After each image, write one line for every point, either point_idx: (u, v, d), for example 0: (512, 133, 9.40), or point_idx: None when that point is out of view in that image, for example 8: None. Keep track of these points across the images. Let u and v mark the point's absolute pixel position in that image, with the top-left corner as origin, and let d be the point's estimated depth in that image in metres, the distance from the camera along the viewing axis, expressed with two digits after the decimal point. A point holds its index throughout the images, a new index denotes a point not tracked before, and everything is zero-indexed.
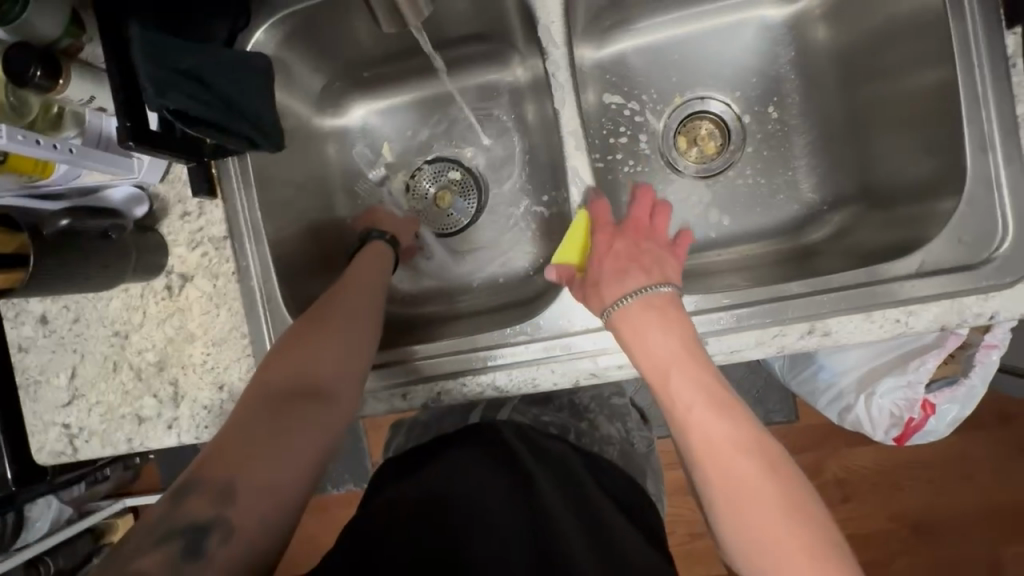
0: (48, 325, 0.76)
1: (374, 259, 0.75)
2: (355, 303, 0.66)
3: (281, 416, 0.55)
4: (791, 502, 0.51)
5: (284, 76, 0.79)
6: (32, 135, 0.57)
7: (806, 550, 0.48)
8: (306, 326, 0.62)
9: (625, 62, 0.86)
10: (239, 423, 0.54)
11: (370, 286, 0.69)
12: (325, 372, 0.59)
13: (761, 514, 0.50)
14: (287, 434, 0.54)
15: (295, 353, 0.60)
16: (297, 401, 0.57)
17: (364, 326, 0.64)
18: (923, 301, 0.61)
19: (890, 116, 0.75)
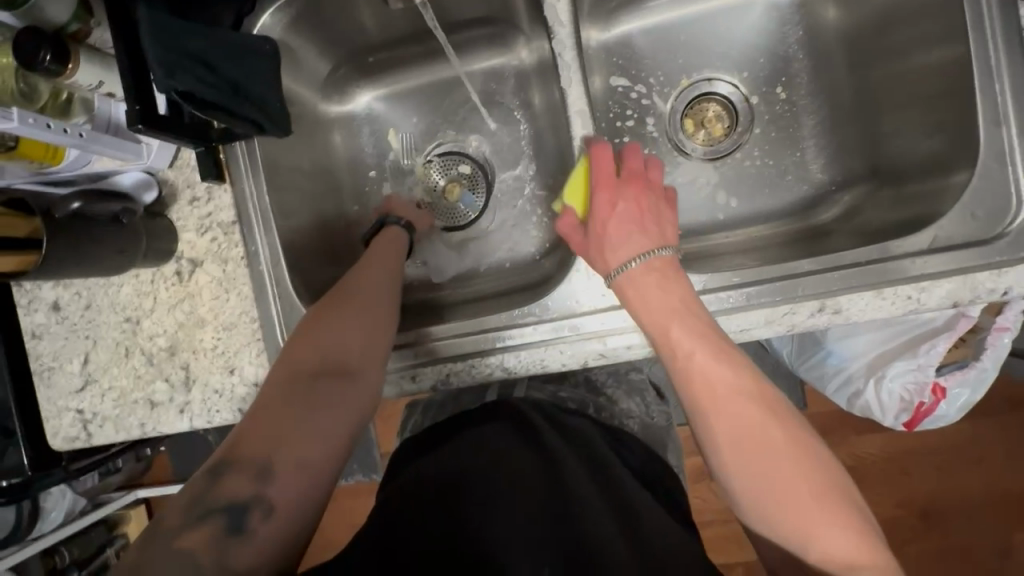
0: (60, 312, 0.77)
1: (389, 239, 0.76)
2: (373, 284, 0.66)
3: (310, 395, 0.55)
4: (794, 448, 0.50)
5: (290, 62, 0.80)
6: (43, 120, 0.58)
7: (818, 494, 0.48)
8: (325, 307, 0.62)
9: (631, 43, 0.85)
10: (269, 404, 0.54)
11: (385, 267, 0.69)
12: (351, 353, 0.59)
13: (762, 462, 0.50)
14: (317, 409, 0.54)
15: (317, 336, 0.59)
16: (325, 379, 0.56)
17: (382, 306, 0.64)
18: (935, 278, 0.61)
19: (901, 94, 0.74)
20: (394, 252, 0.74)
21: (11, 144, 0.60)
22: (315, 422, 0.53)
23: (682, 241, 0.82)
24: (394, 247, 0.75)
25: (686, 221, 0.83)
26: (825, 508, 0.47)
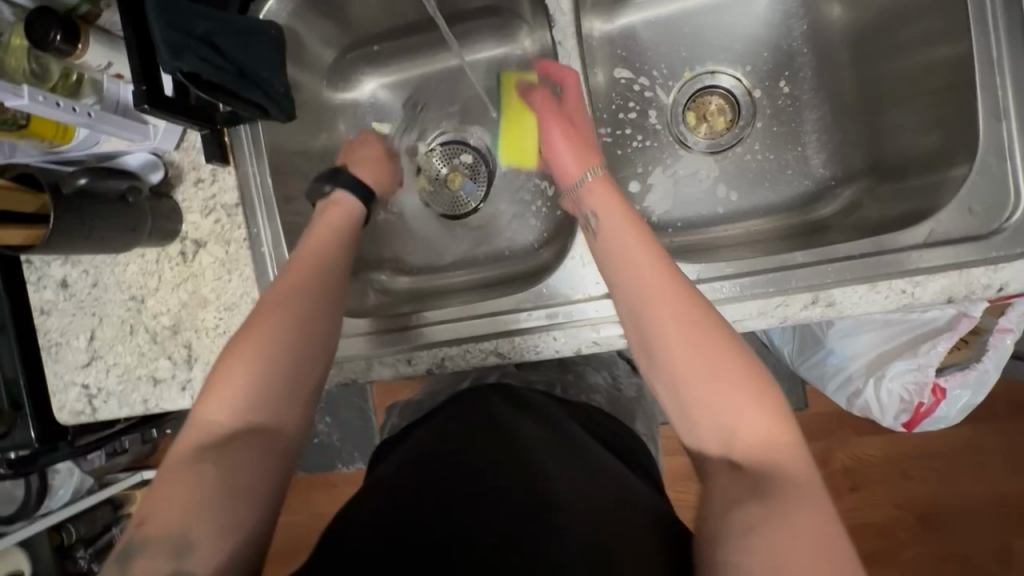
0: (68, 290, 0.79)
1: (345, 215, 0.68)
2: (300, 311, 0.56)
3: (220, 459, 0.49)
4: (724, 340, 0.50)
5: (296, 48, 0.81)
6: (52, 98, 0.59)
7: (748, 384, 0.48)
8: (239, 342, 0.54)
9: (635, 35, 0.86)
10: (177, 468, 0.49)
11: (319, 271, 0.60)
12: (272, 402, 0.53)
13: (693, 355, 0.49)
14: (233, 473, 0.49)
15: (229, 383, 0.52)
16: (241, 436, 0.51)
17: (308, 334, 0.56)
18: (931, 272, 0.61)
19: (904, 89, 0.74)
20: (343, 233, 0.66)
21: (23, 122, 0.62)
22: (230, 484, 0.48)
23: (680, 234, 0.82)
24: (349, 221, 0.68)
25: (686, 214, 0.84)
26: (746, 391, 0.48)
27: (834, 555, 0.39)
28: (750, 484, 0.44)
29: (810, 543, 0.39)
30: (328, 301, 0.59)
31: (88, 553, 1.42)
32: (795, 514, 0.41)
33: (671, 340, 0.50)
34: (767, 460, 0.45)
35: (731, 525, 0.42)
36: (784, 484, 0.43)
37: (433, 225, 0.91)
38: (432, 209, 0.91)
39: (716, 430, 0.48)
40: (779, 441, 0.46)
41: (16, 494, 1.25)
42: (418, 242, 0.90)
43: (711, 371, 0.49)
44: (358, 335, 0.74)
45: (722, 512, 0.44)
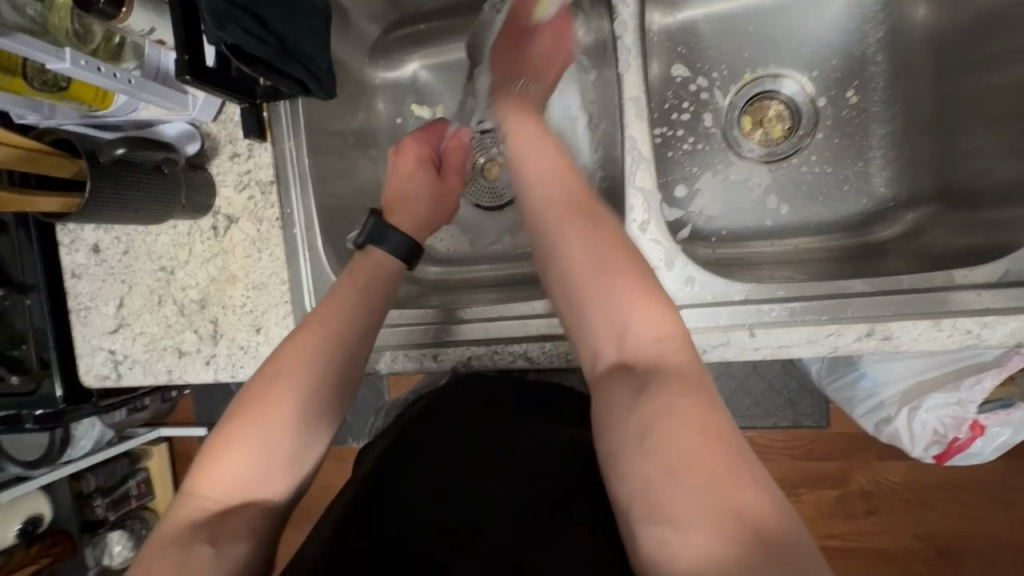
0: (99, 255, 0.79)
1: (376, 264, 0.63)
2: (320, 371, 0.53)
3: (216, 536, 0.45)
4: (616, 245, 0.51)
5: (341, 23, 0.78)
6: (94, 63, 0.57)
7: (633, 285, 0.49)
8: (251, 402, 0.51)
9: (696, 30, 0.81)
10: (165, 549, 0.45)
11: (343, 321, 0.57)
12: (282, 466, 0.50)
13: (593, 268, 0.50)
14: (230, 548, 0.45)
15: (235, 444, 0.49)
16: (238, 505, 0.48)
17: (324, 393, 0.53)
18: (1000, 314, 0.56)
19: (988, 110, 0.69)
20: (381, 283, 0.62)
21: (63, 84, 0.61)
22: (226, 560, 0.45)
23: (721, 245, 0.79)
24: (383, 270, 0.63)
25: (732, 223, 0.80)
26: (634, 291, 0.49)
27: (714, 436, 0.40)
28: (636, 381, 0.45)
29: (690, 426, 0.40)
30: (352, 354, 0.56)
31: (105, 502, 1.47)
32: (676, 403, 0.42)
33: (574, 254, 0.51)
34: (654, 356, 0.46)
35: (627, 434, 0.42)
36: (665, 373, 0.45)
37: (469, 215, 0.89)
38: (465, 200, 0.89)
39: (610, 333, 0.49)
40: (663, 337, 0.47)
41: (41, 441, 1.29)
42: (450, 231, 0.89)
43: (606, 285, 0.49)
44: (384, 327, 0.72)
45: (618, 420, 0.44)
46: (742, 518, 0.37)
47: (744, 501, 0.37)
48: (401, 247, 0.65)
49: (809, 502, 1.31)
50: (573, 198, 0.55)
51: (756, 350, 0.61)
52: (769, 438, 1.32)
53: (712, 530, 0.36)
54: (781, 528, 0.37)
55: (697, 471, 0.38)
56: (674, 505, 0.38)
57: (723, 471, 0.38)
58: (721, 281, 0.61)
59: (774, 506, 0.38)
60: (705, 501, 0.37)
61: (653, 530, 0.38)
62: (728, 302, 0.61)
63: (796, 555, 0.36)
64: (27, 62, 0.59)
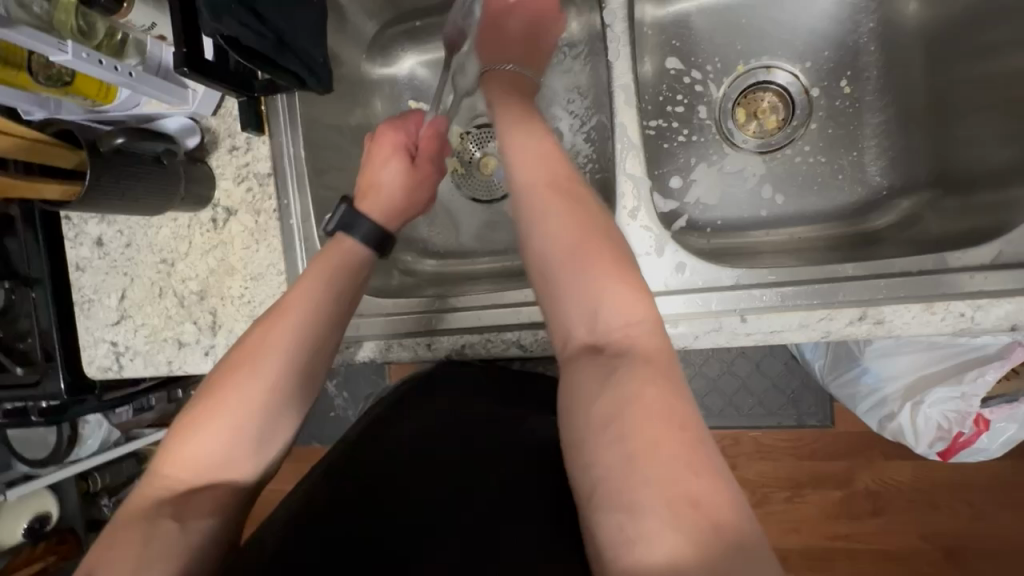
0: (103, 248, 0.80)
1: (347, 256, 0.64)
2: (289, 365, 0.55)
3: (181, 511, 0.47)
4: (596, 231, 0.50)
5: (338, 20, 0.80)
6: (94, 55, 0.58)
7: (610, 267, 0.48)
8: (213, 397, 0.52)
9: (689, 24, 0.81)
10: (130, 523, 0.46)
11: (315, 317, 0.58)
12: (252, 452, 0.52)
13: (564, 254, 0.49)
14: (196, 524, 0.47)
15: (206, 431, 0.50)
16: (207, 487, 0.49)
17: (293, 387, 0.55)
18: (994, 296, 0.56)
19: (980, 96, 0.69)
20: (355, 274, 0.63)
21: (67, 78, 0.63)
22: (191, 534, 0.46)
23: (716, 235, 0.79)
24: (355, 262, 0.64)
25: (726, 213, 0.80)
26: (609, 275, 0.48)
27: (677, 425, 0.40)
28: (605, 364, 0.44)
29: (654, 415, 0.40)
30: (317, 354, 0.57)
31: (111, 502, 1.48)
32: (642, 391, 0.41)
33: (547, 238, 0.50)
34: (625, 338, 0.46)
35: (592, 420, 0.42)
36: (633, 358, 0.44)
37: (465, 209, 0.90)
38: (461, 194, 0.90)
39: (583, 319, 0.48)
40: (636, 321, 0.46)
41: (48, 440, 1.30)
42: (446, 225, 0.90)
43: (578, 271, 0.48)
44: (379, 316, 0.73)
45: (584, 405, 0.43)
46: (698, 505, 0.36)
47: (703, 491, 0.37)
48: (369, 235, 0.66)
49: (814, 502, 1.30)
50: (554, 179, 0.53)
51: (747, 335, 0.61)
52: (772, 437, 1.30)
53: (667, 518, 0.36)
54: (736, 517, 0.37)
55: (655, 458, 0.38)
56: (634, 490, 0.38)
57: (683, 461, 0.38)
58: (712, 266, 0.61)
59: (732, 495, 0.38)
60: (662, 488, 0.37)
61: (609, 516, 0.38)
62: (718, 287, 0.61)
63: (749, 546, 0.36)
64: (33, 57, 0.61)
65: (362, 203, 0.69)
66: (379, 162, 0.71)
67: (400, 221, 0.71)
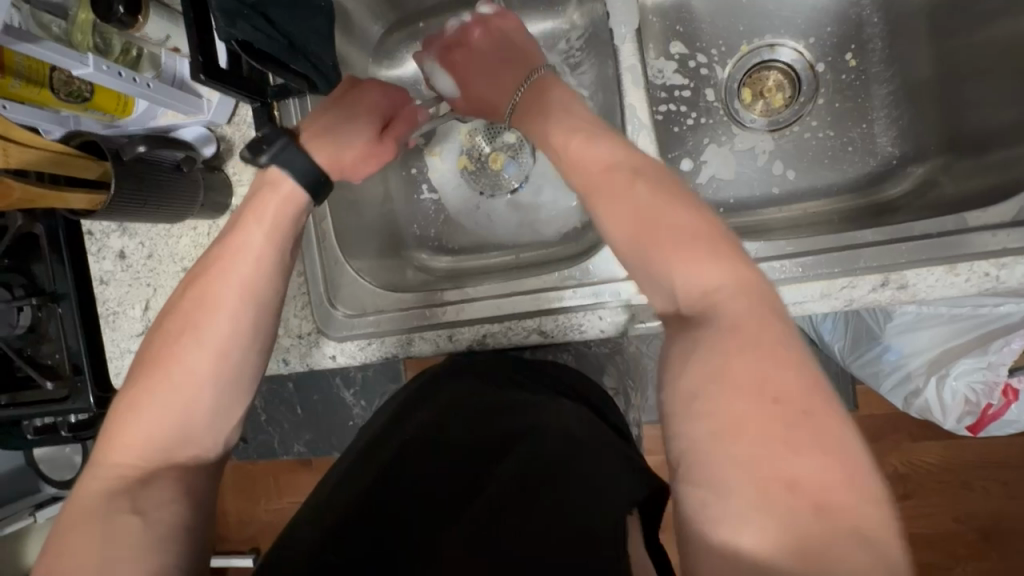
0: (125, 260, 0.82)
1: (279, 205, 0.60)
2: (223, 334, 0.54)
3: (139, 504, 0.47)
4: (664, 198, 0.48)
5: (344, 25, 0.81)
6: (114, 68, 0.60)
7: (686, 237, 0.46)
8: (154, 374, 0.52)
9: (690, 6, 0.82)
10: (89, 519, 0.47)
11: (249, 280, 0.56)
12: (197, 430, 0.52)
13: (637, 229, 0.48)
14: (156, 514, 0.47)
15: (148, 409, 0.51)
16: (160, 469, 0.50)
17: (230, 356, 0.54)
18: (1019, 253, 0.55)
19: (988, 60, 0.68)
20: (287, 229, 0.60)
21: (86, 94, 0.64)
22: (155, 524, 0.47)
23: (728, 216, 0.79)
24: (288, 216, 0.60)
25: (738, 194, 0.80)
26: (686, 244, 0.45)
27: (770, 398, 0.36)
28: (690, 336, 0.42)
29: (740, 389, 0.37)
30: (251, 321, 0.55)
31: None
32: (731, 364, 0.38)
33: (612, 217, 0.50)
34: (709, 307, 0.43)
35: (674, 395, 0.40)
36: (721, 329, 0.41)
37: (476, 205, 0.91)
38: (473, 190, 0.91)
39: (666, 293, 0.46)
40: (716, 287, 0.43)
41: (75, 460, 1.28)
42: (460, 221, 0.91)
43: (652, 249, 0.47)
44: (398, 310, 0.74)
45: (670, 377, 0.41)
46: (795, 487, 0.34)
47: (803, 470, 0.34)
48: (303, 175, 0.61)
49: None
50: (617, 162, 0.52)
51: None
52: None
53: (761, 504, 0.34)
54: (848, 500, 0.34)
55: (749, 437, 0.35)
56: (718, 470, 0.36)
57: (781, 436, 0.35)
58: None
59: (844, 477, 0.34)
60: (755, 469, 0.35)
61: (691, 491, 0.37)
62: None
63: (867, 532, 0.33)
64: (55, 74, 0.62)
65: (311, 138, 0.66)
66: (347, 122, 0.71)
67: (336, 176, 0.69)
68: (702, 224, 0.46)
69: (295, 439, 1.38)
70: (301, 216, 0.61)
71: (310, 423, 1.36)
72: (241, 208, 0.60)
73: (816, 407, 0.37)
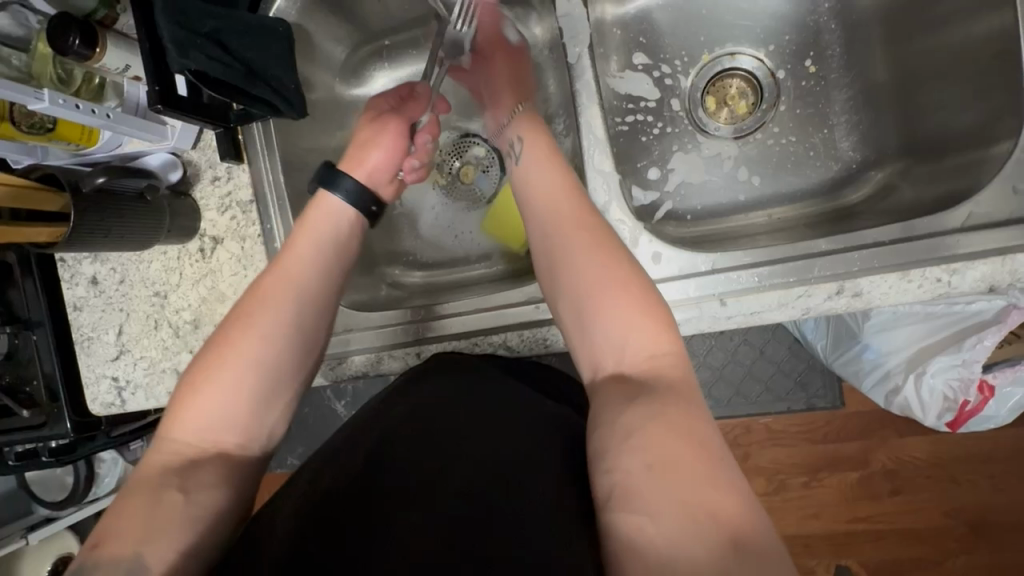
0: (98, 286, 0.83)
1: (331, 217, 0.62)
2: (277, 328, 0.54)
3: (186, 483, 0.47)
4: (615, 253, 0.52)
5: (307, 46, 0.82)
6: (72, 100, 0.61)
7: (633, 294, 0.49)
8: (206, 366, 0.52)
9: (651, 18, 0.82)
10: (134, 496, 0.46)
11: (302, 277, 0.57)
12: (247, 419, 0.51)
13: (593, 283, 0.50)
14: (199, 495, 0.46)
15: (204, 389, 0.50)
16: (208, 456, 0.49)
17: (282, 353, 0.54)
18: (970, 259, 0.56)
19: (941, 66, 0.69)
20: (335, 234, 0.62)
21: (49, 125, 0.65)
22: (196, 506, 0.46)
23: (695, 225, 0.79)
24: (333, 222, 0.62)
25: (705, 202, 0.81)
26: (634, 305, 0.48)
27: (697, 443, 0.40)
28: (630, 388, 0.45)
29: (672, 431, 0.40)
30: (307, 317, 0.56)
31: None
32: (669, 413, 0.42)
33: (568, 263, 0.52)
34: (651, 370, 0.46)
35: (614, 434, 0.42)
36: (661, 387, 0.44)
37: (448, 219, 0.91)
38: (445, 204, 0.91)
39: (611, 353, 0.48)
40: (663, 352, 0.47)
41: (67, 481, 1.29)
42: (434, 236, 0.91)
43: (608, 302, 0.49)
44: (368, 329, 0.74)
45: (607, 421, 0.43)
46: (715, 518, 0.37)
47: (722, 504, 0.37)
48: (351, 196, 0.64)
49: (832, 486, 1.27)
50: (575, 216, 0.55)
51: (729, 318, 0.62)
52: (783, 423, 1.28)
53: (688, 532, 0.36)
54: (754, 533, 0.37)
55: (676, 470, 0.38)
56: (652, 499, 0.37)
57: (704, 474, 0.38)
58: (686, 254, 0.62)
59: (749, 511, 0.38)
60: (682, 500, 0.37)
61: (627, 519, 0.38)
62: (693, 274, 0.61)
63: (764, 553, 0.36)
64: (15, 107, 0.63)
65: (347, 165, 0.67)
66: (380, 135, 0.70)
67: (385, 185, 0.70)
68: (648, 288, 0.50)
69: (288, 451, 1.39)
70: (350, 228, 0.63)
71: (300, 436, 1.37)
72: (294, 223, 0.62)
73: (726, 457, 0.40)
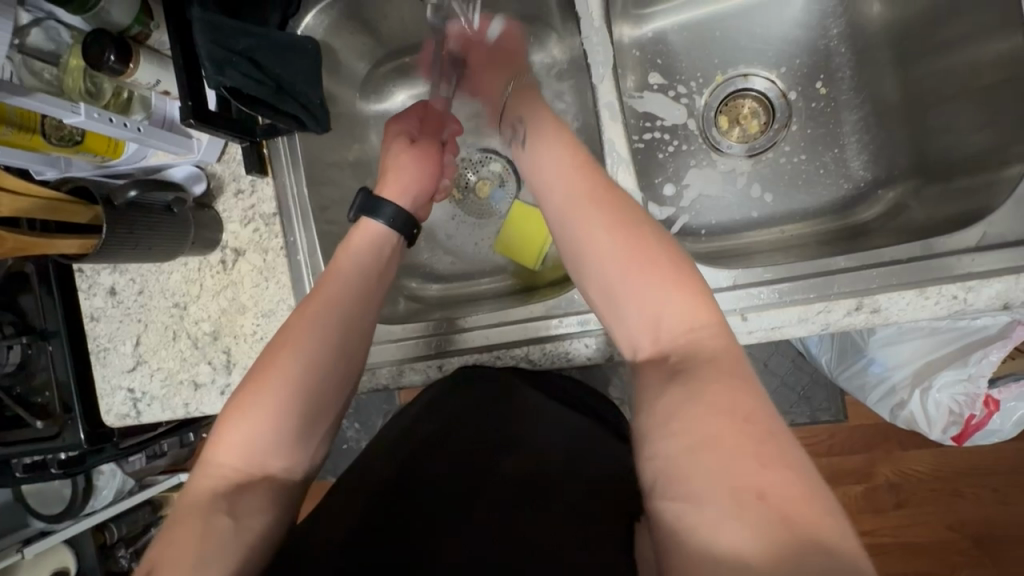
0: (116, 296, 0.82)
1: (361, 261, 0.62)
2: (314, 366, 0.54)
3: (234, 508, 0.47)
4: (643, 231, 0.51)
5: (331, 62, 0.83)
6: (106, 115, 0.61)
7: (668, 273, 0.49)
8: (247, 401, 0.51)
9: (667, 39, 0.85)
10: (189, 515, 0.46)
11: (339, 317, 0.57)
12: (285, 451, 0.51)
13: (621, 267, 0.50)
14: (248, 522, 0.47)
15: (245, 425, 0.50)
16: (254, 484, 0.49)
17: (321, 390, 0.54)
18: (984, 277, 0.58)
19: (950, 89, 0.71)
20: (372, 271, 0.62)
21: (78, 138, 0.65)
22: (245, 533, 0.46)
23: (710, 240, 0.81)
24: (372, 259, 0.63)
25: (718, 218, 0.82)
26: (669, 283, 0.48)
27: (741, 419, 0.39)
28: (669, 370, 0.45)
29: (713, 408, 0.40)
30: (346, 354, 0.56)
31: (129, 552, 1.41)
32: (708, 389, 0.42)
33: (603, 244, 0.51)
34: (691, 346, 0.46)
35: (653, 418, 0.43)
36: (701, 363, 0.44)
37: (464, 233, 0.92)
38: (462, 217, 0.93)
39: (647, 331, 0.49)
40: (701, 326, 0.47)
41: (65, 494, 1.27)
42: (450, 249, 0.92)
43: (638, 280, 0.49)
44: (390, 342, 0.75)
45: (647, 403, 0.44)
46: (765, 497, 0.36)
47: (769, 479, 0.37)
48: (393, 217, 0.65)
49: (837, 500, 1.28)
50: (599, 193, 0.54)
51: (750, 333, 0.63)
52: None
53: (733, 512, 0.36)
54: (811, 509, 0.36)
55: (716, 450, 0.38)
56: (692, 481, 0.38)
57: (749, 454, 0.38)
58: (708, 269, 0.63)
59: (804, 489, 0.37)
60: (725, 479, 0.37)
61: (670, 505, 0.38)
62: (716, 290, 0.63)
63: (826, 536, 0.35)
64: (46, 120, 0.63)
65: (385, 190, 0.69)
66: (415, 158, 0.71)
67: (424, 205, 0.72)
68: (680, 261, 0.50)
69: None
70: (386, 262, 0.64)
71: None
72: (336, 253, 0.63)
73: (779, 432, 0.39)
